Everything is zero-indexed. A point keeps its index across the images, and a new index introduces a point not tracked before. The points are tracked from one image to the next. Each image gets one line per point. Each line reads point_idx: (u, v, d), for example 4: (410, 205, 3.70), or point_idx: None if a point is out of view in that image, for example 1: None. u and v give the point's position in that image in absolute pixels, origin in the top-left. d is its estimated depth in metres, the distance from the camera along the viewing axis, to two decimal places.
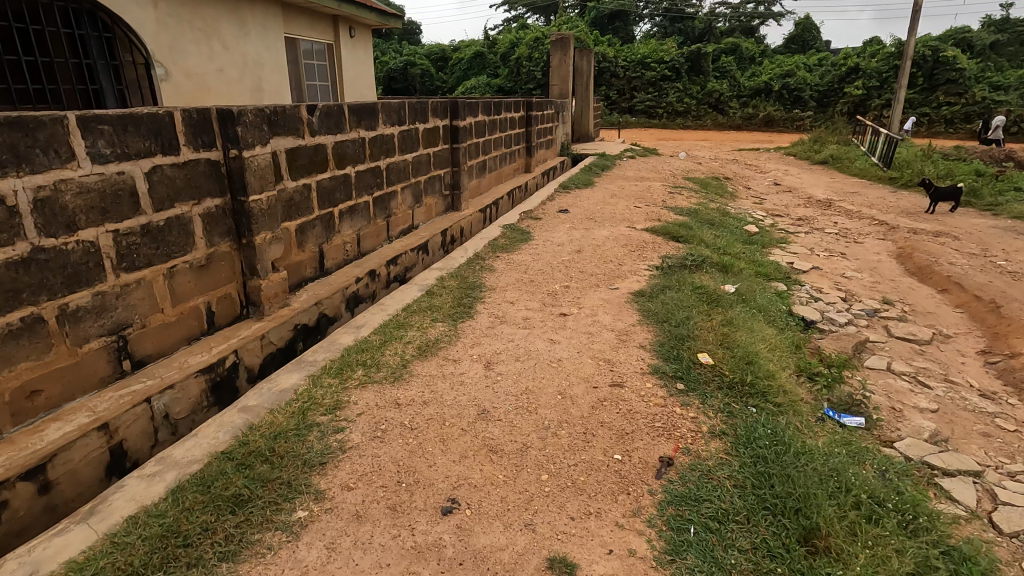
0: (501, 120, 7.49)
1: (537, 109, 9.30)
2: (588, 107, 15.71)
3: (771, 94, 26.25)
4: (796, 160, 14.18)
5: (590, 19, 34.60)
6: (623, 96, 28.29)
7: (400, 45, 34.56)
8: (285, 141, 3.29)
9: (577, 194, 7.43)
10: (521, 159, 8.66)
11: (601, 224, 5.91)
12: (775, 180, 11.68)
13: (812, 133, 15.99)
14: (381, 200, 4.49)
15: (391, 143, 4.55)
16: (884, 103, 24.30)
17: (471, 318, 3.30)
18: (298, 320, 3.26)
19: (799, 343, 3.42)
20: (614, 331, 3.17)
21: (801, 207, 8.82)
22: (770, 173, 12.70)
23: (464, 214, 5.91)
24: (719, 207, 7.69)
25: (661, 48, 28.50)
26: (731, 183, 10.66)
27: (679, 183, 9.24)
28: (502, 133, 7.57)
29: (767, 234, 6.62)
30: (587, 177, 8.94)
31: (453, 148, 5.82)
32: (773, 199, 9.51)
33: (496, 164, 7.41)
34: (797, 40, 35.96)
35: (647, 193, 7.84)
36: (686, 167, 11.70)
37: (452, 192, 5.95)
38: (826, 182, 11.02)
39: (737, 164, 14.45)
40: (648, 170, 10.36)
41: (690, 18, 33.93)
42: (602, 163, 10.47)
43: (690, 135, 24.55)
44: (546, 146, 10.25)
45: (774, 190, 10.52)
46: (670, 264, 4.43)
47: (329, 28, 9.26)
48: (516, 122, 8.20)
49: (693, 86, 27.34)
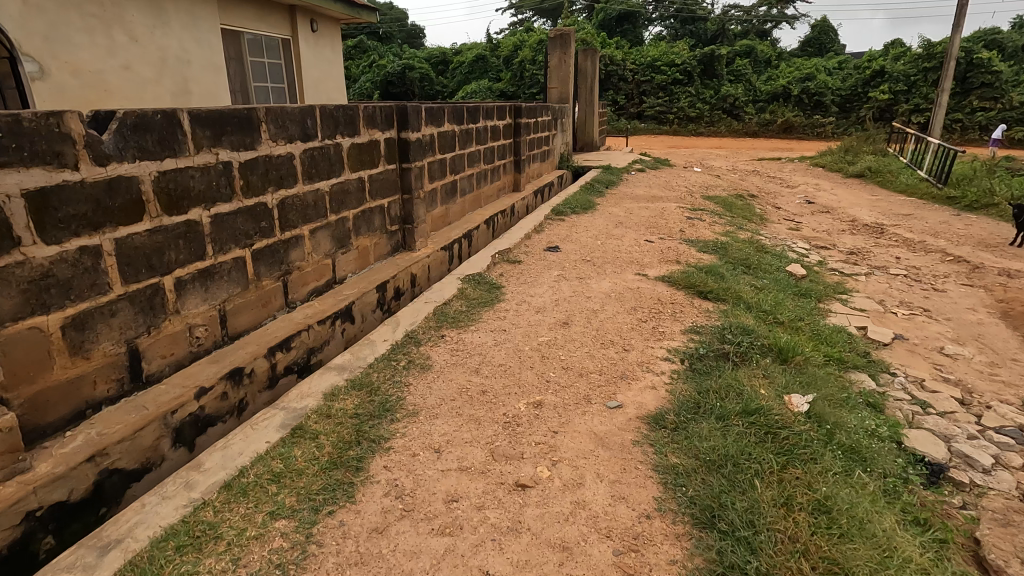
0: (479, 130, 6.02)
1: (529, 116, 7.82)
2: (593, 113, 14.24)
3: (790, 98, 24.68)
4: (827, 173, 12.64)
5: (597, 20, 33.19)
6: (632, 101, 26.79)
7: (400, 48, 33.28)
8: (22, 177, 1.87)
9: (573, 222, 5.95)
10: (507, 177, 7.18)
11: (601, 271, 4.43)
12: (806, 197, 10.14)
13: (841, 142, 14.43)
14: (270, 252, 3.03)
15: (287, 168, 3.10)
16: (912, 109, 22.68)
17: (354, 497, 1.83)
18: (36, 500, 1.80)
19: (961, 568, 1.79)
20: (612, 542, 1.68)
21: (847, 235, 7.29)
22: (799, 189, 11.16)
23: (417, 257, 4.45)
24: (751, 238, 6.19)
25: (672, 50, 27.00)
26: (758, 202, 9.12)
27: (698, 204, 7.74)
28: (480, 147, 6.10)
29: (818, 278, 5.12)
30: (587, 197, 7.48)
31: (402, 170, 4.36)
32: (810, 223, 7.99)
33: (471, 185, 5.94)
34: (814, 43, 34.39)
35: (660, 219, 6.36)
36: (704, 182, 10.18)
37: (402, 226, 4.49)
38: (868, 201, 9.47)
39: (760, 178, 12.91)
40: (660, 187, 8.86)
41: (702, 19, 32.42)
42: (606, 179, 8.97)
43: (704, 142, 22.99)
44: (541, 159, 8.78)
45: (808, 211, 9.00)
46: (699, 353, 2.93)
47: (282, 20, 7.87)
48: (501, 132, 6.73)
49: (706, 90, 25.82)
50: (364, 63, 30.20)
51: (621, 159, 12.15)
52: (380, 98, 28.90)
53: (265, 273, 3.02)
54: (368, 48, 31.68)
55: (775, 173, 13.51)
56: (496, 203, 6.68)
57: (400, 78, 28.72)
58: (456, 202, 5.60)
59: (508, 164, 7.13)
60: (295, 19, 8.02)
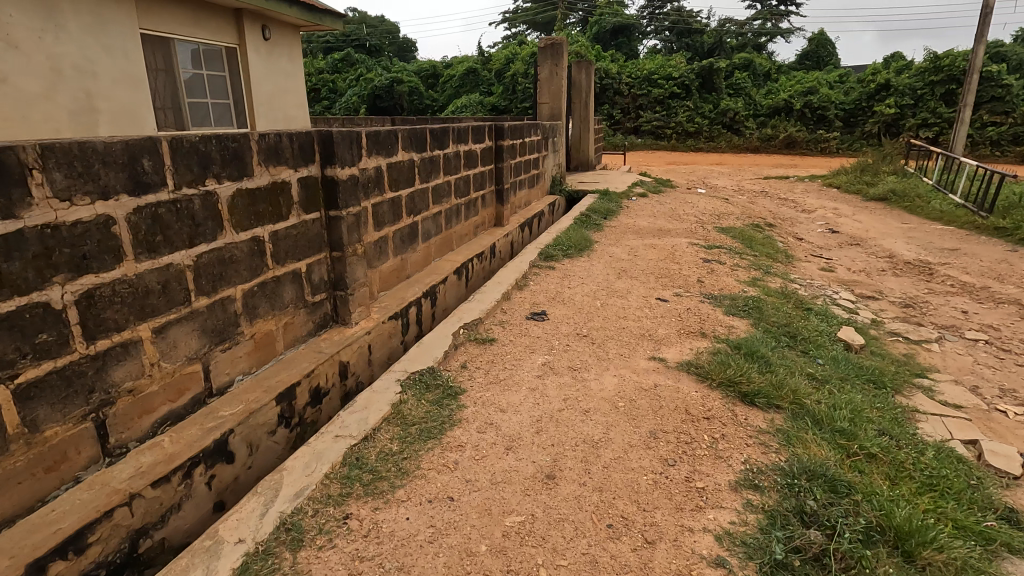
0: (447, 157, 4.87)
1: (514, 136, 6.72)
2: (589, 130, 13.20)
3: (792, 113, 23.83)
4: (844, 195, 11.59)
5: (592, 33, 32.47)
6: (628, 115, 25.86)
7: (389, 62, 32.41)
8: None
9: (565, 271, 4.80)
10: (487, 210, 6.03)
11: (601, 354, 3.26)
12: (828, 225, 9.06)
13: (856, 161, 13.42)
14: (59, 381, 1.85)
15: (97, 241, 1.93)
16: (920, 123, 21.87)
17: None
18: None
19: None
20: None
21: (890, 277, 6.17)
22: (817, 214, 10.07)
23: (351, 336, 3.26)
24: (783, 288, 5.05)
25: (669, 63, 26.18)
26: (777, 233, 8.01)
27: (712, 239, 6.61)
28: (450, 177, 4.96)
29: (880, 352, 3.96)
30: (581, 232, 6.34)
31: (329, 219, 3.20)
32: (841, 260, 6.87)
33: (438, 225, 4.77)
34: (811, 56, 33.74)
35: (671, 264, 5.23)
36: (713, 208, 9.07)
37: (330, 294, 3.31)
38: (899, 231, 8.38)
39: (770, 200, 11.85)
40: (665, 216, 7.74)
41: (698, 32, 31.65)
42: (604, 207, 7.84)
43: (703, 158, 22.05)
44: (528, 185, 7.65)
45: (835, 243, 7.90)
46: (776, 556, 1.76)
47: (226, 25, 6.77)
48: (478, 158, 5.59)
49: (705, 105, 24.91)
50: (351, 77, 29.21)
51: (621, 181, 11.07)
52: (368, 113, 27.88)
53: (51, 416, 1.83)
54: (356, 61, 30.79)
55: (785, 195, 12.45)
56: (471, 243, 5.51)
57: (388, 93, 27.68)
58: (417, 249, 4.42)
59: (487, 194, 5.98)
60: (242, 26, 6.93)
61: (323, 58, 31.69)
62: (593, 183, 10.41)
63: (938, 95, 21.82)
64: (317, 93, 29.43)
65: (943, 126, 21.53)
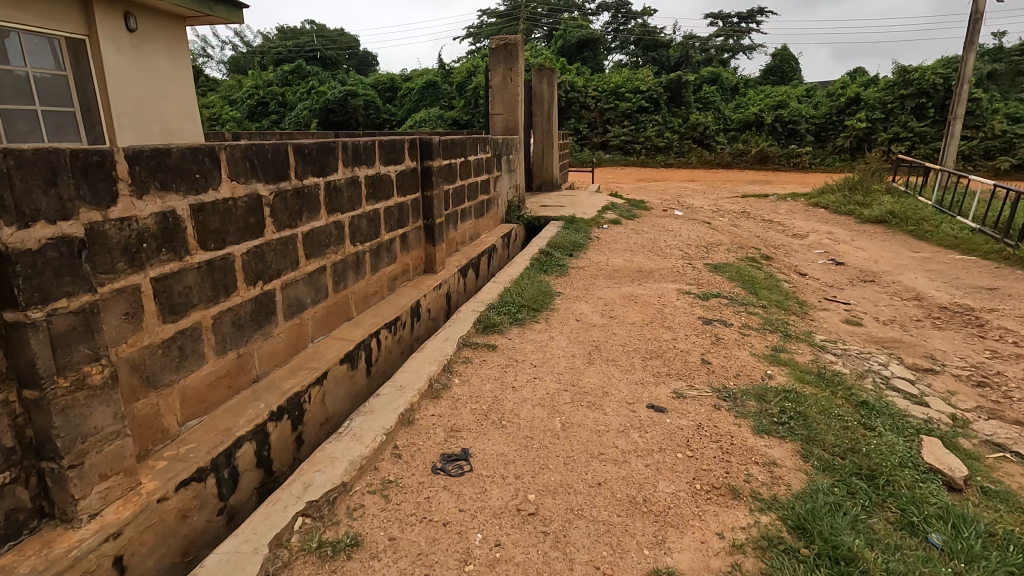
0: (333, 186, 3.28)
1: (450, 153, 5.17)
2: (553, 145, 11.81)
3: (763, 127, 23.14)
4: (835, 216, 10.47)
5: (557, 47, 31.57)
6: (596, 130, 24.74)
7: (345, 74, 30.72)
8: None
9: (511, 355, 3.25)
10: (409, 254, 4.44)
11: (556, 574, 1.71)
12: (828, 256, 7.81)
13: (842, 178, 12.41)
14: None
15: None
16: (891, 138, 21.39)
17: None
18: None
19: None
20: None
21: (931, 332, 4.84)
22: (811, 241, 8.84)
23: (58, 558, 1.63)
24: (817, 366, 3.61)
25: (636, 76, 25.33)
26: (776, 268, 6.68)
27: (706, 285, 5.17)
28: (339, 216, 3.36)
29: (997, 494, 2.53)
30: (538, 279, 4.83)
31: (3, 329, 1.58)
32: (862, 306, 5.55)
33: (315, 289, 3.17)
34: (775, 71, 33.58)
35: (660, 332, 3.75)
36: (698, 235, 7.71)
37: (24, 471, 1.68)
38: (912, 263, 7.16)
39: (754, 223, 10.63)
40: (644, 251, 6.32)
41: (664, 46, 30.98)
42: (570, 240, 6.35)
43: (675, 174, 20.97)
44: (473, 213, 6.10)
45: (846, 279, 6.61)
46: None
47: (66, 10, 5.12)
48: (391, 183, 4.02)
49: (675, 119, 24.11)
50: (302, 89, 27.34)
51: (589, 203, 9.65)
52: (320, 127, 26.02)
53: None
54: (309, 73, 29.09)
55: (769, 217, 11.26)
56: (381, 306, 3.90)
57: (342, 106, 25.89)
58: (273, 334, 2.80)
59: (409, 232, 4.39)
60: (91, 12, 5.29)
61: (272, 70, 29.77)
62: (558, 207, 8.98)
63: (908, 109, 21.44)
64: (266, 107, 27.49)
65: (915, 141, 21.08)
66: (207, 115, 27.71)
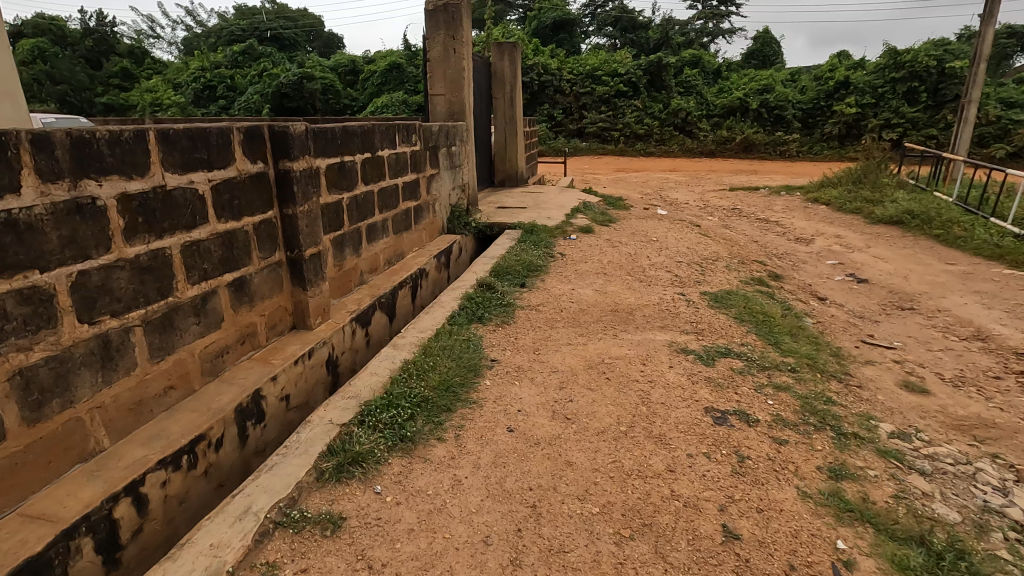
0: (8, 221, 1.68)
1: (336, 146, 3.54)
2: (518, 134, 10.17)
3: (748, 112, 21.80)
4: (841, 216, 9.12)
5: (531, 28, 29.75)
6: (572, 116, 23.09)
7: (302, 56, 28.44)
8: None
9: (363, 543, 1.71)
10: (255, 307, 2.85)
11: None
12: (846, 271, 6.40)
13: (842, 170, 11.08)
14: None
15: None
16: (882, 124, 20.23)
17: None
18: None
19: None
20: None
21: (1023, 402, 3.43)
22: (820, 250, 7.43)
23: None
24: (910, 515, 2.13)
25: (614, 58, 23.75)
26: (789, 291, 5.25)
27: (707, 333, 3.68)
28: (36, 276, 1.77)
29: None
30: (467, 335, 3.29)
31: None
32: (911, 353, 4.15)
33: None
34: (757, 55, 32.27)
35: (646, 455, 2.24)
36: (689, 244, 6.24)
37: None
38: (952, 280, 5.78)
39: (749, 224, 9.20)
40: (621, 275, 4.82)
41: (643, 27, 29.30)
42: (524, 261, 4.80)
43: (655, 164, 19.49)
44: (390, 227, 4.48)
45: (877, 306, 5.21)
46: None
47: None
48: (198, 202, 2.42)
49: (654, 104, 22.61)
50: (252, 72, 25.06)
51: (558, 202, 8.10)
52: (273, 113, 23.87)
53: None
54: (262, 55, 26.85)
55: (765, 215, 9.85)
56: (178, 412, 2.32)
57: (297, 90, 23.72)
58: None
59: (251, 274, 2.79)
60: None
61: (222, 52, 27.36)
62: (518, 209, 7.41)
63: (899, 93, 20.38)
64: (213, 91, 25.27)
65: (907, 127, 19.92)
66: (149, 100, 25.40)
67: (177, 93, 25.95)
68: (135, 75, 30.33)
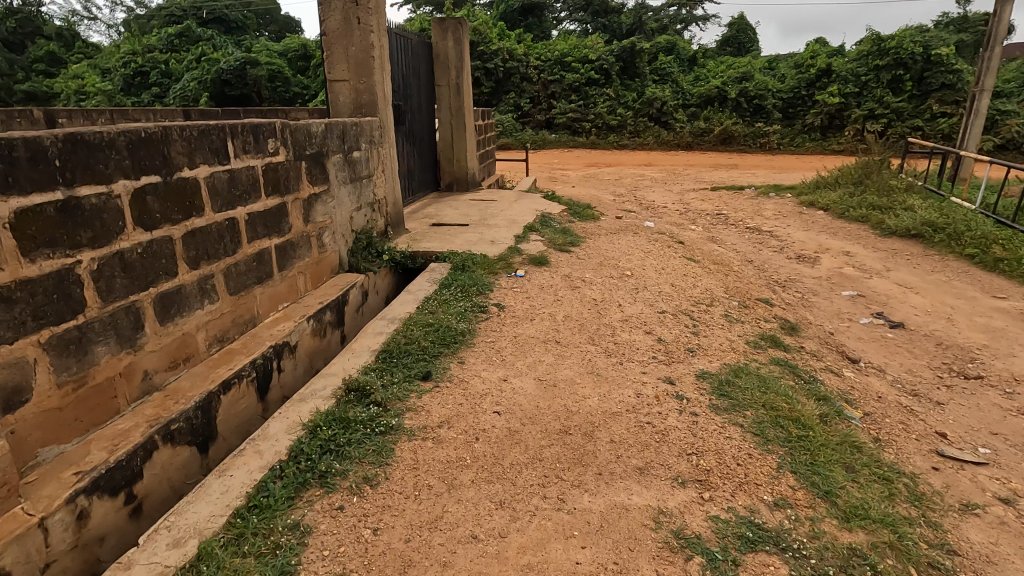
0: None
1: (46, 173, 1.95)
2: (466, 129, 8.51)
3: (726, 102, 20.53)
4: (845, 226, 7.81)
5: (497, 11, 27.94)
6: (540, 106, 21.43)
7: (248, 39, 26.06)
8: None
9: None
10: None
11: None
12: (870, 308, 5.04)
13: (839, 169, 9.78)
14: None
15: None
16: (865, 115, 19.17)
17: None
18: None
19: None
20: None
21: None
22: (829, 275, 6.06)
23: None
24: None
25: (585, 43, 22.20)
26: (812, 352, 3.85)
27: (714, 479, 2.21)
28: None
29: None
30: (277, 534, 1.76)
31: None
32: (1011, 473, 2.77)
33: None
34: (732, 42, 31.06)
35: None
36: (674, 277, 4.78)
37: None
38: (1011, 326, 4.46)
39: (739, 236, 7.81)
40: (580, 344, 3.34)
41: (614, 12, 27.66)
42: (438, 326, 3.28)
43: (629, 159, 18.06)
44: (220, 287, 2.89)
45: (929, 372, 3.84)
46: None
47: None
48: None
49: (628, 94, 21.11)
50: (188, 56, 22.66)
51: (510, 215, 6.56)
52: (212, 102, 21.57)
53: None
54: (203, 37, 24.50)
55: (756, 224, 8.47)
56: None
57: (239, 77, 21.48)
58: None
59: None
60: None
61: (156, 34, 24.80)
62: (457, 228, 5.84)
63: (883, 81, 19.35)
64: (146, 77, 22.89)
65: (890, 118, 18.90)
66: (74, 88, 22.93)
67: (104, 80, 23.37)
68: (62, 59, 27.43)
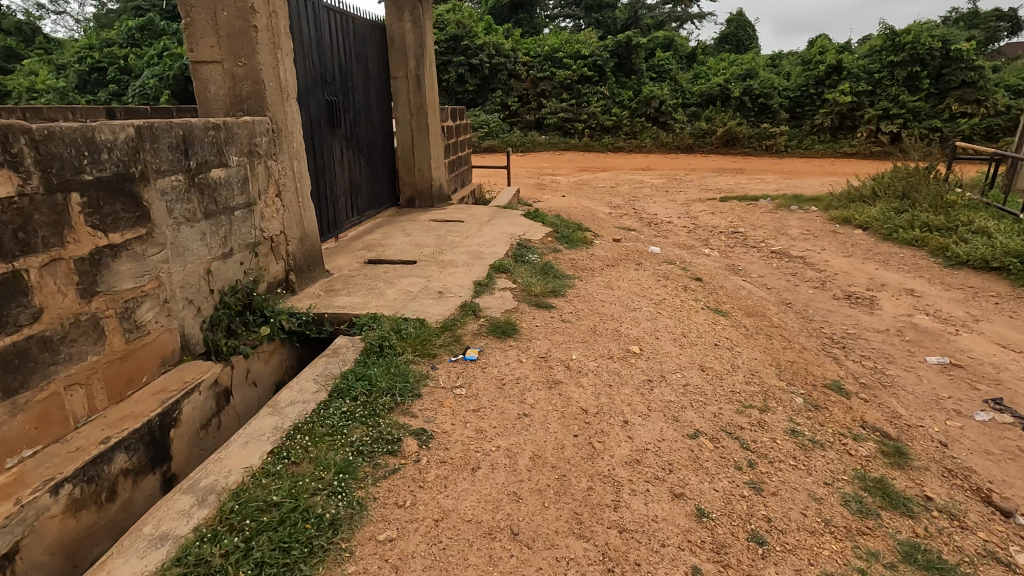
0: None
1: None
2: (430, 131, 6.94)
3: (729, 101, 19.08)
4: (896, 252, 6.34)
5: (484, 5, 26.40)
6: (529, 105, 19.87)
7: None
8: None
9: None
10: None
11: None
12: (975, 389, 3.55)
13: (875, 178, 8.31)
14: None
15: None
16: (879, 115, 17.78)
17: None
18: None
19: None
20: None
21: None
22: (898, 327, 4.56)
23: None
24: None
25: (577, 38, 20.71)
26: (945, 506, 2.33)
27: None
28: None
29: None
30: None
31: None
32: None
33: None
34: (731, 40, 29.66)
35: None
36: (702, 350, 3.27)
37: None
38: None
39: (766, 266, 6.31)
40: (558, 539, 1.81)
41: (609, 6, 26.14)
42: (288, 513, 1.75)
43: (625, 163, 16.56)
44: None
45: None
46: None
47: None
48: None
49: (623, 93, 19.61)
50: (149, 50, 20.93)
51: (476, 245, 5.00)
52: (174, 100, 19.91)
53: None
54: (167, 31, 22.78)
55: (783, 248, 6.98)
56: None
57: None
58: None
59: None
60: None
61: (117, 27, 23.07)
62: (399, 267, 4.28)
63: (898, 79, 17.99)
64: (104, 74, 21.19)
65: (907, 118, 17.50)
66: (26, 86, 21.22)
67: (59, 77, 21.65)
68: (20, 54, 25.61)
